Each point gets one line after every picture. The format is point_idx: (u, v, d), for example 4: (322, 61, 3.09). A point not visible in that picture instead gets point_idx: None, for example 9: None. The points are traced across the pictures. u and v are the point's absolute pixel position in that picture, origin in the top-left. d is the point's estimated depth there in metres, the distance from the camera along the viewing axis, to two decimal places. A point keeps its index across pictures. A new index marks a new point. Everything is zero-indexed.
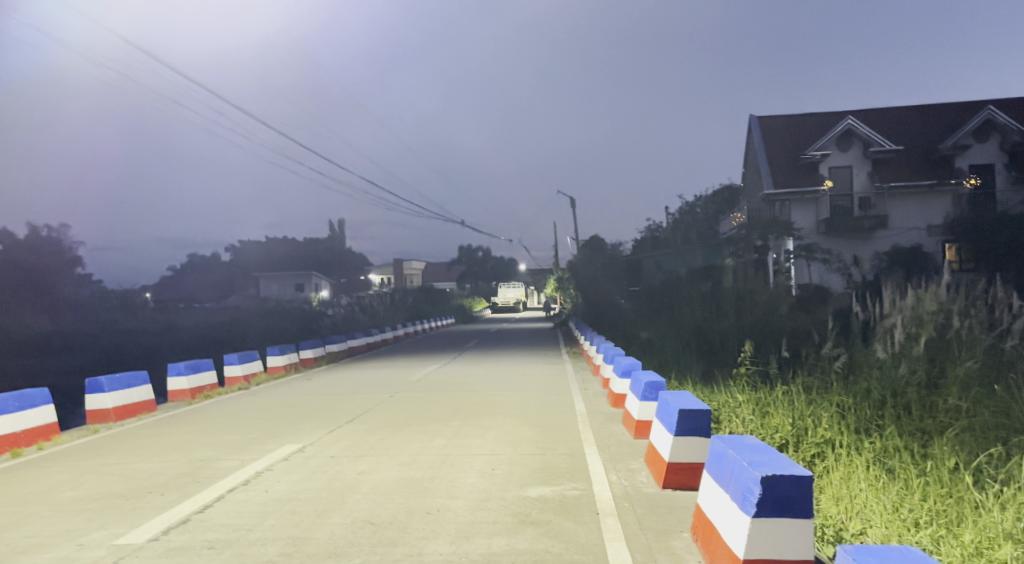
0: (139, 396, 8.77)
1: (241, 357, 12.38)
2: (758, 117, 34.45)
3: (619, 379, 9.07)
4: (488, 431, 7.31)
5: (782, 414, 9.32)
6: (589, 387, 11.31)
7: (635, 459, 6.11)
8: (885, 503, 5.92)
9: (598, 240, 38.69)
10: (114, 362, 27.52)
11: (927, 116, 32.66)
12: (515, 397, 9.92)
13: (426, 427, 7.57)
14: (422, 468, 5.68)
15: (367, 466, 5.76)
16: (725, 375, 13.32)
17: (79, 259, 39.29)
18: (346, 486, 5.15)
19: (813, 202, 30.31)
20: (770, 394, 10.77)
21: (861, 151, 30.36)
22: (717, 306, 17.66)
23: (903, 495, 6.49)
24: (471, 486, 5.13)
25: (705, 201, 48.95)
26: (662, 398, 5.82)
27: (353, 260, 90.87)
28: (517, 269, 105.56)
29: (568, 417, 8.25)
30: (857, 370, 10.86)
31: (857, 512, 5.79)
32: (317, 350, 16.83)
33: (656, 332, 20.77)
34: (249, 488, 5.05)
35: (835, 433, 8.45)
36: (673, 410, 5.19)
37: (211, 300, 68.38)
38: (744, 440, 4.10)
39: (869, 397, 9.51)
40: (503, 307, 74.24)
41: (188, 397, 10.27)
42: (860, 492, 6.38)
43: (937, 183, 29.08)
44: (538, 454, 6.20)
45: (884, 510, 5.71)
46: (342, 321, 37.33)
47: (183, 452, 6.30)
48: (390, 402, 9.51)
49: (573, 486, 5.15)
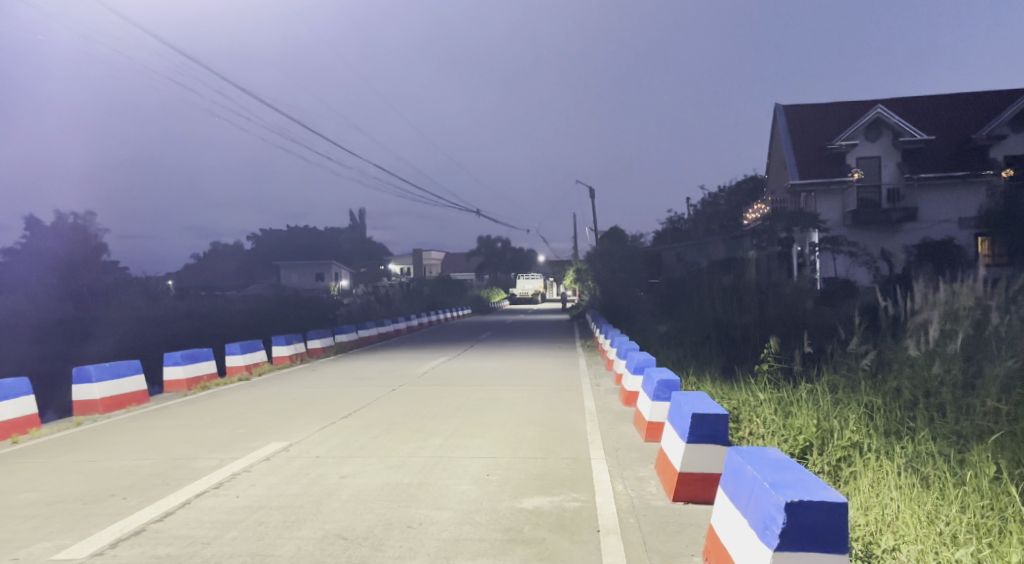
0: (130, 387, 8.48)
1: (243, 347, 12.08)
2: (783, 105, 33.35)
3: (631, 376, 8.53)
4: (488, 431, 6.82)
5: (805, 414, 8.72)
6: (601, 383, 10.78)
7: (644, 465, 5.57)
8: (916, 514, 5.34)
9: (617, 232, 37.98)
10: (132, 349, 27.62)
11: (960, 105, 31.30)
12: (522, 393, 9.46)
13: (423, 424, 7.14)
14: (411, 473, 5.22)
15: (351, 469, 5.32)
16: (746, 372, 12.67)
17: (104, 246, 39.93)
18: (324, 493, 4.70)
19: (839, 193, 29.25)
20: (793, 392, 10.14)
21: (891, 141, 29.16)
22: (738, 299, 16.93)
23: (939, 505, 5.90)
24: (461, 496, 4.65)
25: (727, 192, 47.81)
26: (675, 400, 5.27)
27: (372, 250, 90.94)
28: (535, 260, 105.00)
29: (575, 416, 7.75)
30: (887, 368, 10.19)
31: (887, 524, 5.22)
32: (325, 341, 16.54)
33: (674, 326, 20.17)
34: (219, 493, 4.65)
35: (862, 436, 7.85)
36: (686, 414, 4.68)
37: (233, 288, 68.92)
38: (765, 453, 3.57)
39: (901, 398, 8.86)
40: (521, 298, 73.97)
41: (185, 388, 9.98)
42: (891, 502, 5.80)
43: (971, 175, 27.87)
44: (539, 458, 5.70)
45: (918, 522, 5.14)
46: (357, 311, 37.20)
47: (162, 450, 5.94)
48: (391, 396, 9.13)
49: (573, 497, 4.65)
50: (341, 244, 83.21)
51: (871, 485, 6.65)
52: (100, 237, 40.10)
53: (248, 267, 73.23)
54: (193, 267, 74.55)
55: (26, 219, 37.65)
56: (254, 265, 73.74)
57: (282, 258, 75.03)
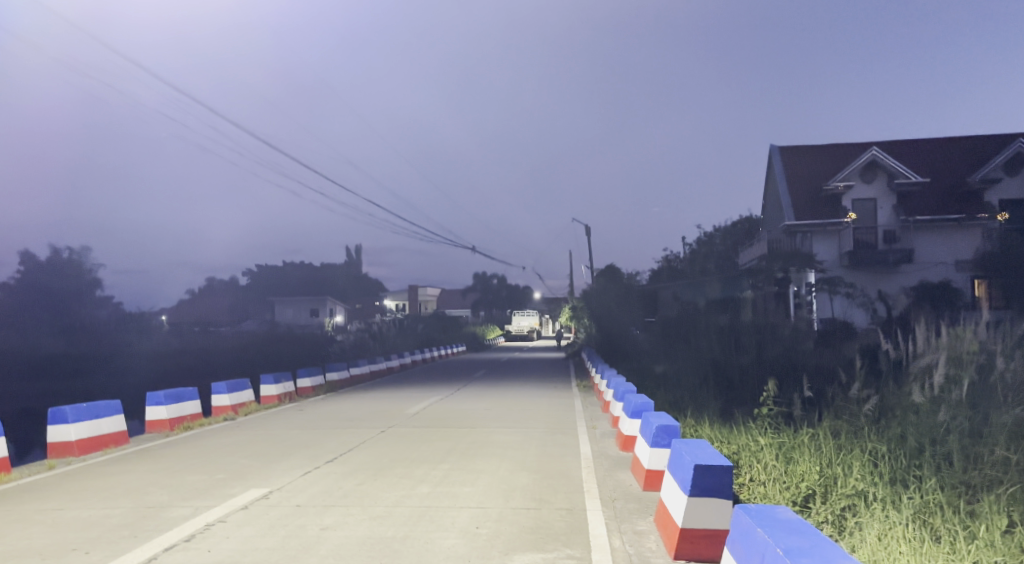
0: (109, 428, 8.16)
1: (230, 386, 11.76)
2: (778, 147, 33.78)
3: (628, 420, 8.27)
4: (479, 478, 6.53)
5: (807, 460, 8.44)
6: (598, 426, 10.48)
7: (643, 517, 5.28)
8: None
9: (613, 270, 37.93)
10: (120, 386, 27.04)
11: (952, 149, 31.73)
12: (514, 436, 9.16)
13: (412, 470, 6.84)
14: (395, 525, 4.92)
15: (333, 520, 5.03)
16: (745, 415, 12.38)
17: (99, 281, 39.80)
18: (302, 548, 4.40)
19: (835, 234, 29.38)
20: (793, 437, 9.86)
21: (886, 183, 29.40)
22: (735, 339, 16.76)
23: (951, 559, 5.61)
24: (448, 552, 4.36)
25: (723, 232, 48.08)
26: (675, 448, 5.02)
27: (367, 286, 90.65)
28: (531, 297, 105.02)
29: (570, 462, 7.46)
30: (890, 415, 9.94)
31: None
32: (316, 379, 16.21)
33: (671, 365, 19.92)
34: (190, 547, 4.34)
35: (867, 484, 7.57)
36: (688, 466, 4.44)
37: (226, 323, 68.25)
38: (775, 512, 3.35)
39: (905, 446, 8.60)
40: (516, 335, 73.67)
41: (167, 428, 9.63)
42: (902, 556, 5.52)
43: (965, 218, 28.06)
44: (531, 508, 5.41)
45: None
46: (351, 348, 36.76)
47: (133, 497, 5.62)
48: (379, 439, 8.82)
49: (568, 554, 4.36)
50: (337, 280, 83.03)
51: (879, 537, 6.35)
52: (95, 271, 40.01)
53: (242, 302, 72.69)
54: (187, 302, 73.96)
55: (21, 253, 37.58)
56: (249, 300, 73.26)
57: (277, 293, 74.71)
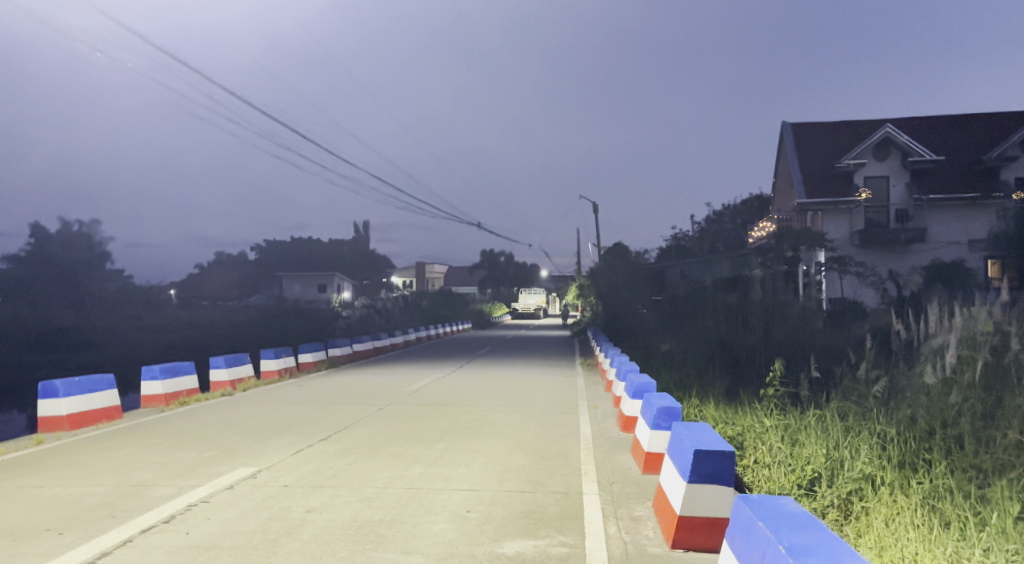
0: (101, 402, 8.05)
1: (228, 361, 11.64)
2: (790, 123, 33.04)
3: (630, 400, 8.07)
4: (474, 459, 6.35)
5: (814, 443, 8.23)
6: (599, 406, 10.29)
7: (641, 502, 5.08)
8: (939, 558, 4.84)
9: (621, 247, 37.47)
10: (128, 359, 27.14)
11: (970, 126, 30.92)
12: (514, 415, 8.97)
13: (406, 449, 6.68)
14: (384, 508, 4.74)
15: (320, 502, 4.86)
16: (751, 396, 12.14)
17: (108, 254, 39.92)
18: (284, 532, 4.24)
19: (846, 213, 28.82)
20: (800, 418, 9.64)
21: (899, 161, 28.73)
22: (742, 319, 16.46)
23: (960, 545, 5.42)
24: (435, 537, 4.17)
25: (732, 210, 47.41)
26: (675, 431, 4.79)
27: (375, 262, 90.55)
28: (538, 275, 104.68)
29: (568, 443, 7.26)
30: (900, 396, 9.66)
31: None
32: (318, 354, 16.12)
33: (677, 344, 19.67)
34: (168, 529, 4.19)
35: (875, 468, 7.35)
36: (687, 450, 4.22)
37: (234, 298, 68.47)
38: (779, 504, 3.10)
39: (914, 428, 8.34)
40: (523, 313, 73.66)
41: (162, 403, 9.56)
42: (909, 542, 5.34)
43: (980, 197, 27.42)
44: (525, 492, 5.21)
45: None
46: (357, 323, 36.72)
47: (118, 474, 5.50)
48: (376, 417, 8.66)
49: (560, 540, 4.17)
50: (344, 257, 83.01)
51: (887, 523, 6.16)
52: (104, 244, 40.13)
53: (250, 277, 72.85)
54: (195, 275, 74.17)
55: (31, 225, 37.68)
56: (257, 275, 73.37)
57: (285, 268, 74.74)
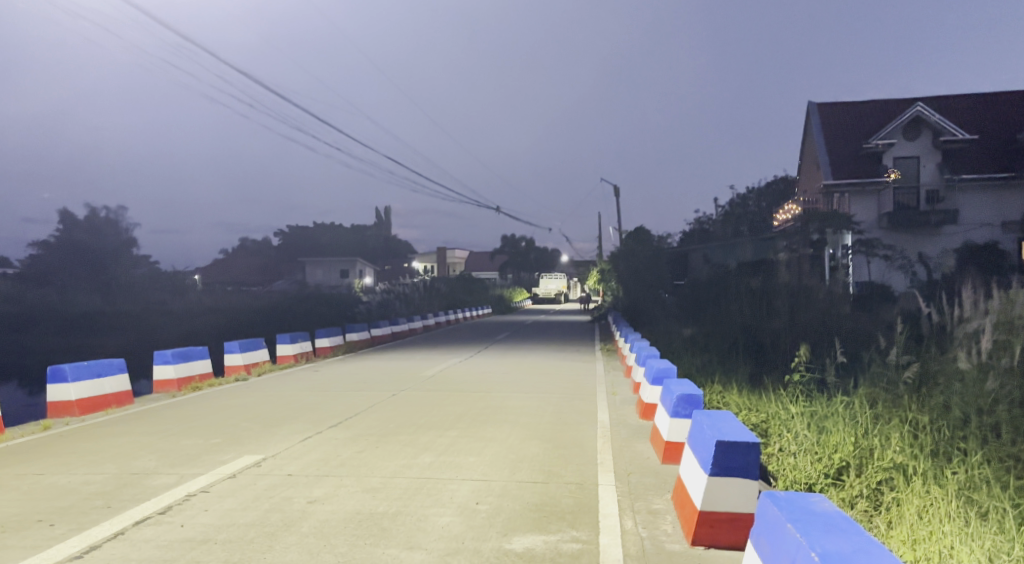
0: (111, 387, 8.17)
1: (243, 346, 11.59)
2: (816, 102, 32.02)
3: (649, 387, 7.76)
4: (487, 447, 6.12)
5: (842, 431, 7.84)
6: (618, 393, 9.99)
7: (659, 495, 4.78)
8: (977, 552, 4.53)
9: (642, 231, 36.87)
10: (153, 344, 27.50)
11: (1006, 103, 29.62)
12: (531, 402, 8.71)
13: (417, 436, 6.48)
14: (389, 500, 4.53)
15: (323, 493, 4.67)
16: (776, 382, 11.74)
17: (134, 240, 40.48)
18: (283, 524, 4.05)
19: (874, 194, 27.88)
20: (827, 405, 9.23)
21: (930, 141, 27.64)
22: (766, 303, 15.99)
23: (999, 538, 5.09)
24: (439, 532, 3.94)
25: (757, 193, 46.25)
26: (696, 421, 4.47)
27: (396, 247, 90.78)
28: (559, 260, 104.21)
29: (585, 431, 6.99)
30: (933, 382, 9.20)
31: None
32: (335, 339, 16.04)
33: (699, 330, 19.25)
34: (163, 521, 4.05)
35: (908, 457, 6.99)
36: (710, 441, 3.92)
37: (258, 283, 69.16)
38: (811, 503, 2.74)
39: (948, 416, 7.93)
40: (543, 298, 73.47)
41: (175, 388, 9.57)
42: (945, 536, 5.03)
43: (1015, 176, 26.32)
44: (538, 483, 4.96)
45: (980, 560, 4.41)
46: (377, 308, 36.80)
47: (120, 463, 5.42)
48: (389, 403, 8.49)
49: (572, 535, 3.91)
50: (365, 243, 83.24)
51: (921, 515, 5.82)
52: (130, 231, 40.66)
53: (274, 263, 73.52)
54: (220, 261, 75.07)
55: (59, 212, 38.31)
56: (280, 261, 74.02)
57: (307, 254, 75.24)
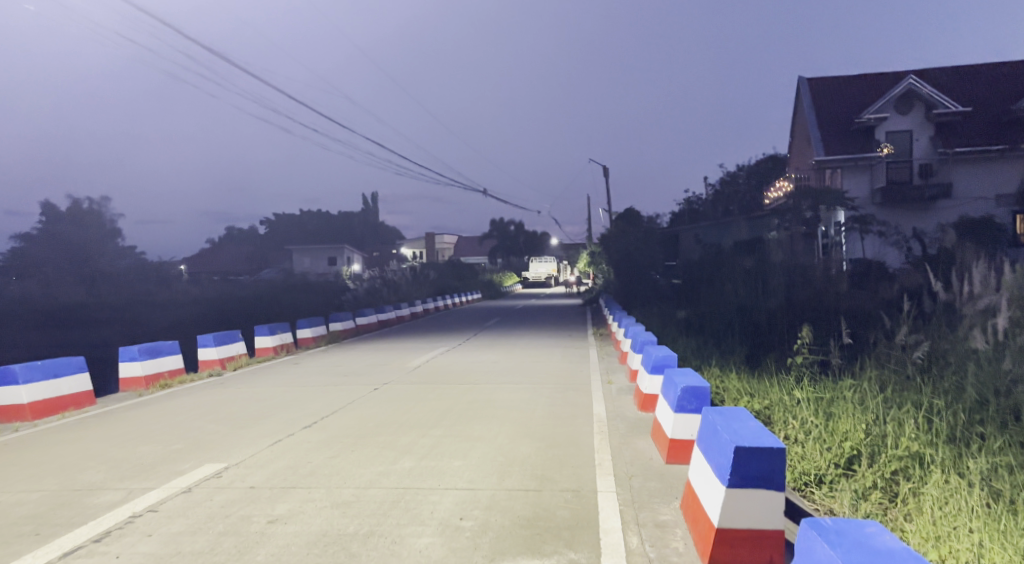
0: (69, 388, 7.57)
1: (218, 339, 10.98)
2: (807, 78, 31.40)
3: (647, 376, 7.26)
4: (474, 448, 5.58)
5: (852, 417, 7.31)
6: (614, 381, 9.49)
7: (666, 503, 4.25)
8: (1010, 552, 4.02)
9: (633, 212, 36.22)
10: (134, 336, 26.67)
11: (998, 75, 29.16)
12: (522, 395, 8.21)
13: (397, 437, 5.94)
14: (361, 516, 4.00)
15: (287, 510, 4.13)
16: (776, 365, 11.22)
17: (117, 231, 39.48)
18: (234, 552, 3.49)
19: (867, 169, 27.41)
20: (833, 388, 8.70)
21: (923, 114, 27.17)
22: (762, 283, 15.48)
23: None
24: (416, 557, 3.40)
25: (747, 171, 45.55)
26: (707, 419, 3.96)
27: (383, 233, 89.59)
28: (549, 243, 103.66)
29: (580, 427, 6.47)
30: (943, 361, 8.74)
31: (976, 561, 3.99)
32: (317, 330, 15.43)
33: (693, 312, 18.76)
34: (99, 551, 3.48)
35: (924, 445, 6.49)
36: (726, 446, 3.40)
37: (245, 272, 68.02)
38: (869, 537, 2.25)
39: (963, 399, 7.46)
40: (534, 282, 73.08)
41: (142, 387, 8.97)
42: (973, 531, 4.52)
43: (1009, 148, 25.92)
44: (530, 491, 4.43)
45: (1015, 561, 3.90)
46: (365, 295, 36.06)
47: (62, 477, 4.83)
48: (371, 398, 7.96)
49: (571, 559, 3.39)
50: (353, 230, 82.21)
51: (942, 507, 5.32)
52: (113, 222, 39.68)
53: (260, 251, 72.33)
54: (205, 251, 73.82)
55: (40, 204, 37.30)
56: (267, 249, 72.96)
57: (295, 242, 74.08)
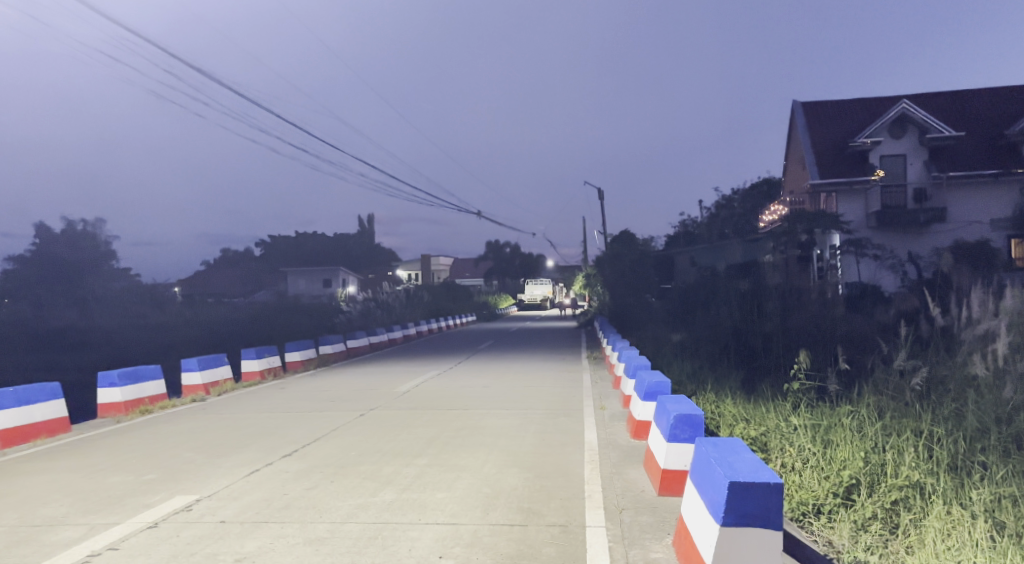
0: (42, 414, 7.32)
1: (202, 363, 10.73)
2: (800, 102, 31.67)
3: (641, 403, 7.06)
4: (458, 479, 5.37)
5: (850, 445, 7.09)
6: (607, 407, 9.28)
7: (657, 539, 4.02)
8: None
9: (628, 234, 36.17)
10: (123, 359, 26.26)
11: (989, 101, 29.45)
12: (511, 422, 7.98)
13: (380, 467, 5.71)
14: (336, 553, 3.78)
15: (256, 547, 3.89)
16: (773, 390, 11.01)
17: (112, 253, 39.26)
18: None
19: (862, 193, 27.51)
20: (830, 414, 8.50)
21: (917, 139, 27.34)
22: (757, 305, 15.31)
23: None
24: None
25: (741, 194, 45.74)
26: (701, 451, 3.76)
27: (379, 255, 89.52)
28: (544, 266, 103.75)
29: (571, 456, 6.26)
30: (942, 388, 8.57)
31: None
32: (307, 353, 15.17)
33: (688, 335, 18.57)
34: None
35: (925, 475, 6.28)
36: (720, 481, 3.18)
37: (240, 294, 67.65)
38: None
39: (963, 427, 7.26)
40: (529, 304, 72.97)
41: (121, 412, 8.71)
42: None
43: (1002, 173, 26.08)
44: (514, 526, 4.22)
45: None
46: (359, 318, 35.78)
47: (22, 512, 4.57)
48: (355, 425, 7.72)
49: None
50: (349, 252, 82.08)
51: (943, 539, 5.11)
52: (108, 243, 39.49)
53: (255, 273, 72.06)
54: (200, 272, 73.54)
55: (35, 225, 37.12)
56: (262, 272, 72.62)
57: (290, 264, 73.84)
